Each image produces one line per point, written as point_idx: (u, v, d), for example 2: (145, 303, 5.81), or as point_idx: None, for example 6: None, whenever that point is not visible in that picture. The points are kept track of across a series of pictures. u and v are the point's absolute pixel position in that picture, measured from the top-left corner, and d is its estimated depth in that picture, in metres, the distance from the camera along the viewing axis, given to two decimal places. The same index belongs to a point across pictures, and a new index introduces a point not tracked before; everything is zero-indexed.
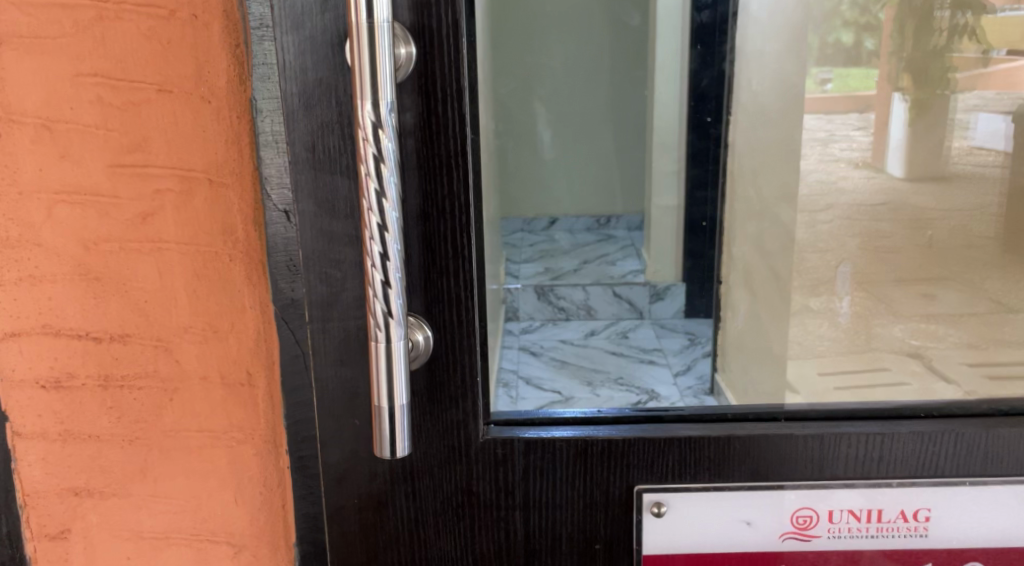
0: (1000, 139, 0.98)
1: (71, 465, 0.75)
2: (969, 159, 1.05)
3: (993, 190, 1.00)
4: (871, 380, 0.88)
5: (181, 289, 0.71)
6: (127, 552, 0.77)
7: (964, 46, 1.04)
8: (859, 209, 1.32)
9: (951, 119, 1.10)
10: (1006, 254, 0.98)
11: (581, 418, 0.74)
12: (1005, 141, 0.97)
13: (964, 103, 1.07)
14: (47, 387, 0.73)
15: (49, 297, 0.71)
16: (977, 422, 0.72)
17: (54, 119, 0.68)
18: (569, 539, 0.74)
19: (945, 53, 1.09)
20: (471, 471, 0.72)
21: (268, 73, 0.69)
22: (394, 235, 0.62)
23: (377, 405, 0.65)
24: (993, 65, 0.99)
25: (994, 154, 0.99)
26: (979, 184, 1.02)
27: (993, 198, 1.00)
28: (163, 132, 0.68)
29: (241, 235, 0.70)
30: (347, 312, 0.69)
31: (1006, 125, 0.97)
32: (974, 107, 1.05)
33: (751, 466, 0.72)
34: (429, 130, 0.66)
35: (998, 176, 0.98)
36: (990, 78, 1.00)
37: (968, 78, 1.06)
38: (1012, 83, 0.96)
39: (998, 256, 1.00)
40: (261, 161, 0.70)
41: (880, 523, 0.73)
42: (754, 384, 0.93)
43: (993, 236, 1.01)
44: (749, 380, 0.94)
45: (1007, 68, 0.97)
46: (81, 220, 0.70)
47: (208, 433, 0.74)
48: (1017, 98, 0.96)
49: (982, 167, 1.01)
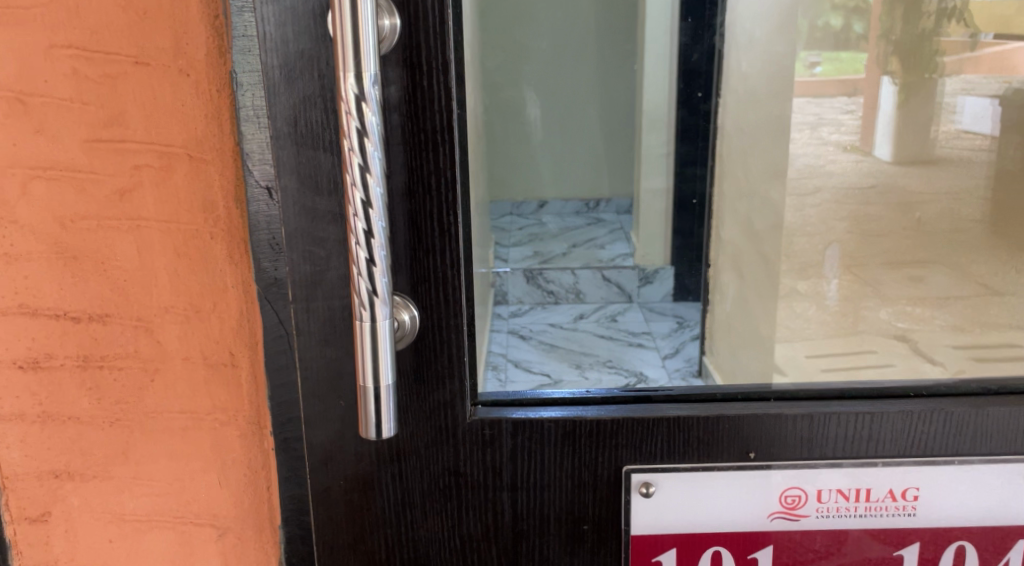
0: (988, 122, 1.00)
1: (50, 447, 0.73)
2: (956, 142, 1.08)
3: (983, 172, 1.02)
4: (859, 364, 0.87)
5: (162, 268, 0.70)
6: (109, 535, 0.76)
7: (952, 30, 1.09)
8: (847, 193, 1.32)
9: (939, 102, 1.12)
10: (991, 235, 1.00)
11: (569, 398, 0.73)
12: (994, 125, 0.99)
13: (951, 87, 1.10)
14: (25, 367, 0.72)
15: (26, 275, 0.70)
16: (967, 401, 0.72)
17: (27, 92, 0.67)
18: (557, 520, 0.73)
19: (932, 37, 1.13)
20: (459, 452, 0.72)
21: (248, 46, 0.67)
22: (378, 211, 0.61)
23: (363, 385, 0.64)
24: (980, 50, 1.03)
25: (981, 139, 1.02)
26: (971, 167, 1.04)
27: (981, 181, 1.02)
28: (140, 106, 0.67)
29: (222, 213, 0.69)
30: (332, 291, 0.68)
31: (994, 108, 1.00)
32: (957, 92, 1.09)
33: (740, 446, 0.72)
34: (415, 104, 0.65)
35: (986, 159, 1.01)
36: (979, 61, 1.03)
37: (955, 61, 1.09)
38: (1000, 65, 0.99)
39: (985, 239, 1.00)
40: (243, 136, 0.68)
41: (869, 502, 0.72)
42: (741, 366, 0.94)
43: (980, 219, 1.03)
44: (736, 362, 0.94)
45: (999, 51, 1.00)
46: (58, 196, 0.68)
47: (190, 414, 0.73)
48: (1005, 81, 0.98)
49: (970, 151, 1.04)
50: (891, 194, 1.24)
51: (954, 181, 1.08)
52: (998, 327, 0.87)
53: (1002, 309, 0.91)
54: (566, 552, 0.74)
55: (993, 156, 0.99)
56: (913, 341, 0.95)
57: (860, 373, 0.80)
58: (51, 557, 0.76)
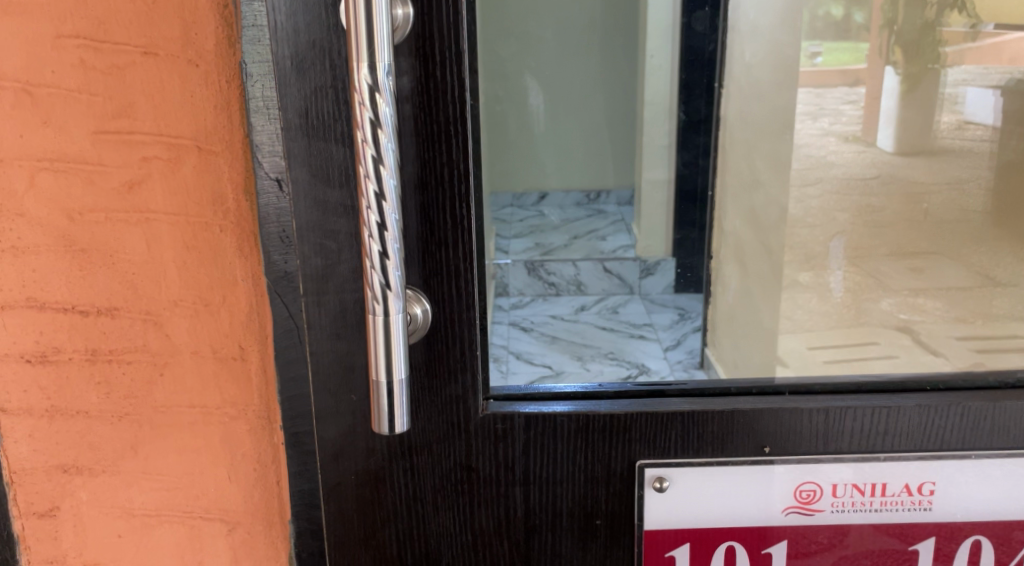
0: (991, 113, 0.98)
1: (59, 442, 0.73)
2: (958, 134, 1.07)
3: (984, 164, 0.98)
4: (860, 355, 0.87)
5: (171, 261, 0.69)
6: (118, 530, 0.75)
7: (953, 20, 1.08)
8: (849, 183, 1.35)
9: (941, 94, 1.12)
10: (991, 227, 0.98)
11: (582, 392, 0.72)
12: (995, 115, 0.96)
13: (953, 78, 1.10)
14: (32, 360, 0.71)
15: (33, 269, 0.69)
16: (984, 395, 0.71)
17: (35, 83, 0.66)
18: (570, 514, 0.73)
19: (934, 28, 1.13)
20: (471, 446, 0.71)
21: (258, 35, 0.66)
22: (392, 205, 0.61)
23: (376, 380, 0.63)
24: (982, 39, 1.02)
25: (982, 129, 1.00)
26: (972, 159, 1.02)
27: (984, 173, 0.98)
28: (148, 97, 0.66)
29: (231, 205, 0.68)
30: (344, 284, 0.67)
31: (996, 99, 0.97)
32: (961, 82, 1.09)
33: (754, 441, 0.71)
34: (427, 95, 0.64)
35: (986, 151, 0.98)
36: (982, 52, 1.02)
37: (957, 51, 1.09)
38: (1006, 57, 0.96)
39: (992, 231, 0.98)
40: (252, 128, 0.67)
41: (884, 497, 0.72)
42: (741, 355, 0.94)
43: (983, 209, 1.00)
44: (737, 353, 0.94)
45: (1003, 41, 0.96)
46: (66, 188, 0.68)
47: (199, 409, 0.72)
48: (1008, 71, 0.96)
49: (970, 142, 1.02)
50: (893, 184, 1.26)
51: (954, 172, 1.07)
52: (1000, 319, 0.87)
53: (1003, 300, 0.91)
54: (579, 548, 0.74)
55: (993, 148, 0.97)
56: (916, 333, 0.95)
57: (864, 364, 0.80)
58: (59, 552, 0.76)
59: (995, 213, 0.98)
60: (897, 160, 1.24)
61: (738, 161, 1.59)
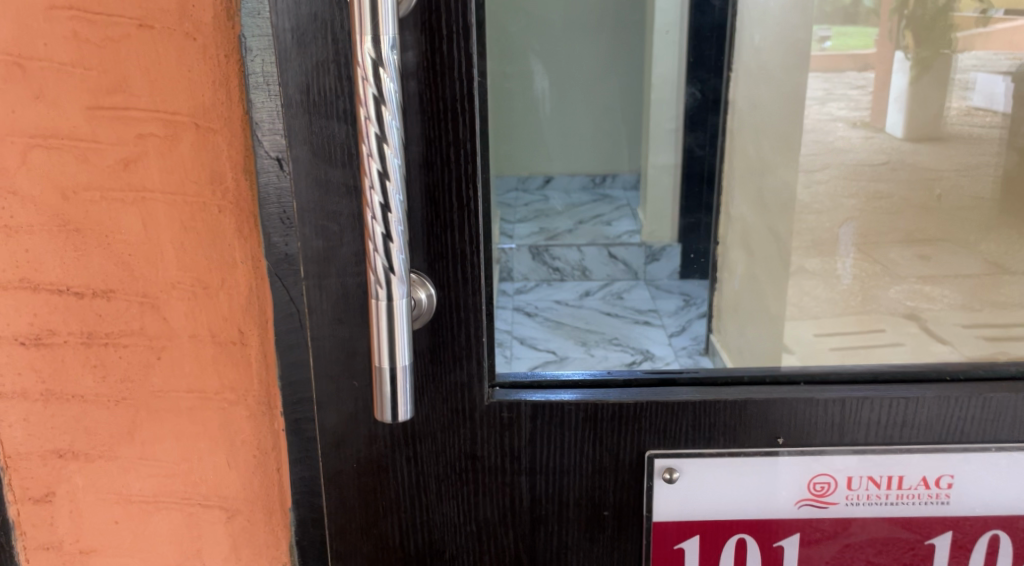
0: (1001, 99, 0.95)
1: (54, 426, 0.71)
2: (968, 120, 1.04)
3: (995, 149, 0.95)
4: (869, 341, 0.86)
5: (168, 242, 0.67)
6: (114, 516, 0.73)
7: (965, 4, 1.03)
8: (858, 169, 1.33)
9: (953, 79, 1.08)
10: (1000, 216, 0.96)
11: (590, 381, 0.70)
12: (1005, 100, 0.94)
13: (964, 64, 1.06)
14: (26, 343, 0.69)
15: (27, 249, 0.67)
16: (1006, 386, 0.69)
17: (27, 56, 0.64)
18: (577, 504, 0.71)
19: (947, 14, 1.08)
20: (476, 434, 0.69)
21: (258, 8, 0.64)
22: (396, 184, 0.58)
23: (378, 366, 0.61)
24: (993, 26, 0.98)
25: (994, 116, 0.97)
26: (982, 146, 0.99)
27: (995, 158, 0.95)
28: (145, 71, 0.64)
29: (230, 184, 0.66)
30: (346, 268, 0.65)
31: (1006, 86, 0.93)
32: (972, 67, 1.04)
33: (768, 432, 0.69)
34: (433, 71, 0.62)
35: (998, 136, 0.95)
36: (991, 37, 0.98)
37: (967, 37, 1.05)
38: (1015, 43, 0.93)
39: (1001, 217, 0.95)
40: (252, 104, 0.65)
41: (900, 490, 0.70)
42: (746, 341, 0.92)
43: (993, 198, 0.97)
44: (741, 337, 0.93)
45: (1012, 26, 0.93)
46: (59, 166, 0.66)
47: (199, 394, 0.70)
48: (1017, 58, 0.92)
49: (979, 129, 1.00)
50: (901, 169, 1.25)
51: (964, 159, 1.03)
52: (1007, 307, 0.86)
53: (1009, 289, 0.88)
54: (585, 538, 0.72)
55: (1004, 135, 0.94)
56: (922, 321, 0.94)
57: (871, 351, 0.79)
58: (55, 538, 0.74)
59: (1004, 202, 0.95)
60: (905, 145, 1.23)
61: (745, 147, 1.57)
